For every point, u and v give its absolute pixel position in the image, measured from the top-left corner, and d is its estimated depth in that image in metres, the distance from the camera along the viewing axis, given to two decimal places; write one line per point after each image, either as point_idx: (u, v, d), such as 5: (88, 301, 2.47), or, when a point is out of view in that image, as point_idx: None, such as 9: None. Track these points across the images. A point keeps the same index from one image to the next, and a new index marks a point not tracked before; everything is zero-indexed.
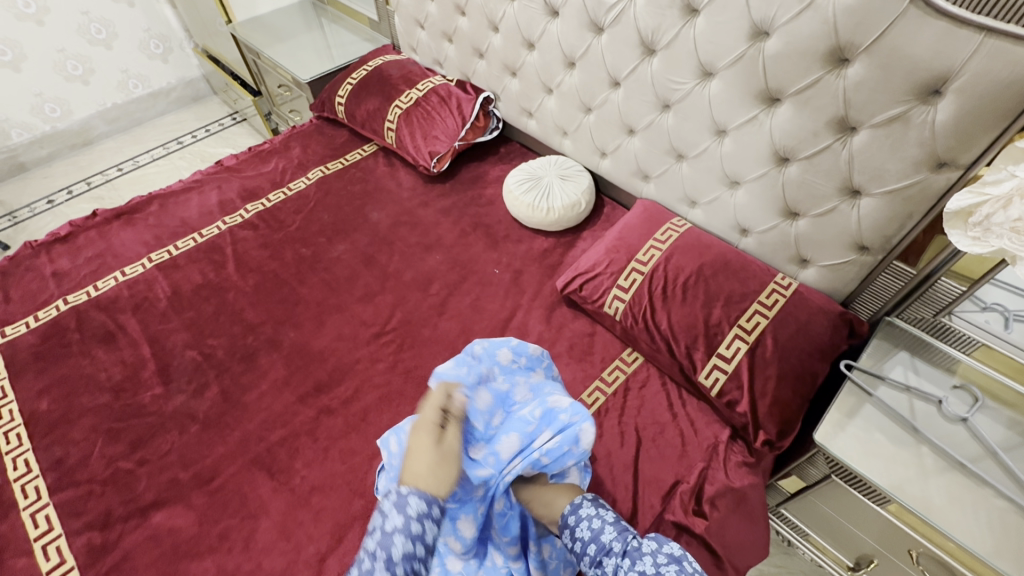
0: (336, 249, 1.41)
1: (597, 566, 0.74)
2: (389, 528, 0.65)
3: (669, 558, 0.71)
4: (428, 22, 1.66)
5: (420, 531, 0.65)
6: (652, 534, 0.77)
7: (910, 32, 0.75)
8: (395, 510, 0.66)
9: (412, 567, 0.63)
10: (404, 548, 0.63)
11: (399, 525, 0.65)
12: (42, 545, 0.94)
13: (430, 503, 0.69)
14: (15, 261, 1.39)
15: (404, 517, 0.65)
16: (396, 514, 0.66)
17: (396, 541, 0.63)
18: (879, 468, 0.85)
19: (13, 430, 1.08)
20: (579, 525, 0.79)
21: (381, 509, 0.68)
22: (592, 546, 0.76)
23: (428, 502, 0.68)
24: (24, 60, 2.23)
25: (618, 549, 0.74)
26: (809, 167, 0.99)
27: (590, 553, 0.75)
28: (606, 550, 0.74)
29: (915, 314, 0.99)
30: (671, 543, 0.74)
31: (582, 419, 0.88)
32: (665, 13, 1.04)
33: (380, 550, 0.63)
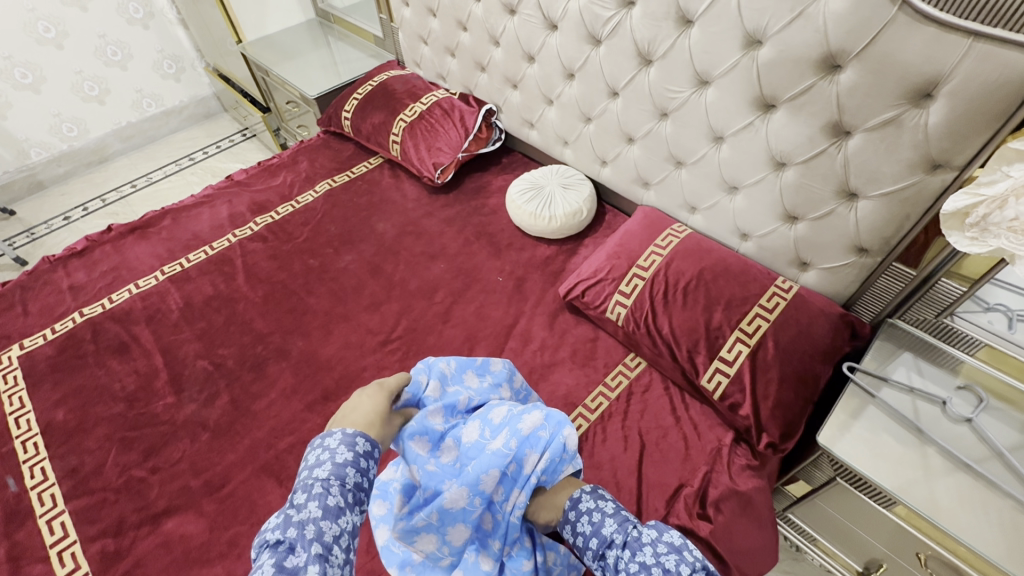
0: (343, 260, 1.44)
1: (599, 560, 0.75)
2: (339, 460, 0.68)
3: (669, 548, 0.71)
4: (432, 38, 1.70)
5: (367, 468, 0.70)
6: (650, 523, 0.77)
7: (899, 38, 0.77)
8: (345, 445, 0.70)
9: (359, 497, 0.67)
10: (355, 478, 0.67)
11: (349, 459, 0.68)
12: (57, 552, 0.96)
13: (375, 446, 0.73)
14: (33, 276, 1.43)
15: (354, 452, 0.70)
16: (346, 450, 0.69)
17: (348, 472, 0.67)
18: (884, 471, 0.85)
19: (30, 440, 1.11)
20: (580, 519, 0.79)
21: (327, 445, 0.70)
22: (595, 540, 0.75)
23: (373, 445, 0.73)
24: (43, 82, 2.31)
25: (620, 540, 0.74)
26: (805, 172, 1.00)
27: (592, 547, 0.75)
28: (607, 542, 0.74)
29: (917, 316, 0.99)
30: (671, 530, 0.74)
31: (560, 428, 0.88)
32: (660, 24, 1.06)
33: (333, 476, 0.66)
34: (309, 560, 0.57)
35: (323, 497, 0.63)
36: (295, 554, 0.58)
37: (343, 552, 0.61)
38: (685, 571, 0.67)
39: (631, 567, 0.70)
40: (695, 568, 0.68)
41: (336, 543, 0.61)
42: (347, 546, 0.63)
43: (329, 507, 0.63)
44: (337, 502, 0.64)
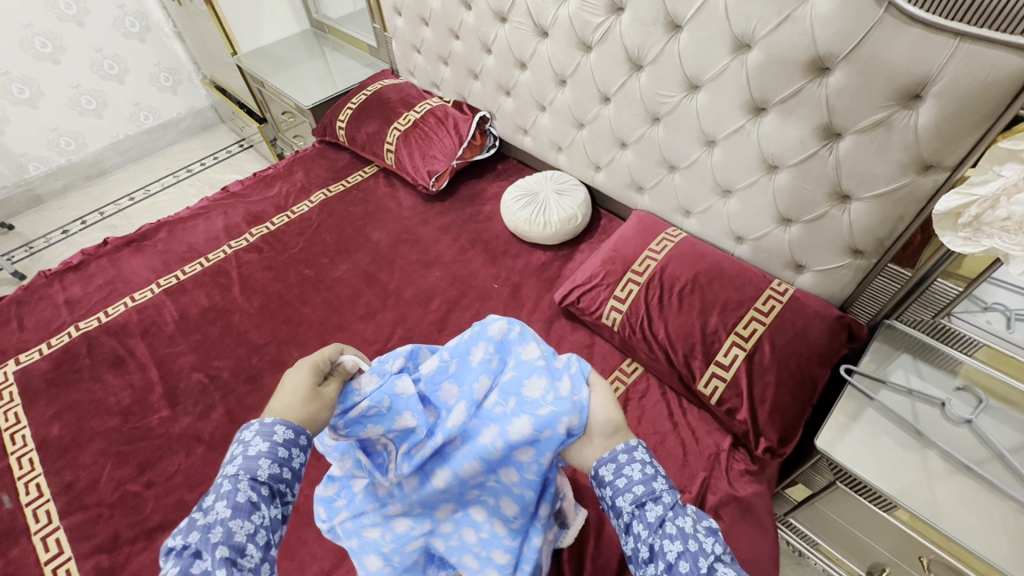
0: (338, 269, 1.44)
1: (634, 510, 0.61)
2: (252, 453, 0.57)
3: (709, 530, 0.59)
4: (424, 46, 1.71)
5: (288, 457, 0.59)
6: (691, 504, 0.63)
7: (886, 40, 0.77)
8: (258, 436, 0.58)
9: (279, 489, 0.57)
10: (269, 469, 0.57)
11: (264, 449, 0.58)
12: (52, 569, 0.95)
13: (299, 431, 0.61)
14: (29, 290, 1.43)
15: (270, 443, 0.58)
16: (261, 440, 0.58)
17: (260, 464, 0.57)
18: (884, 476, 0.84)
19: (26, 455, 1.11)
20: (631, 463, 0.65)
21: (241, 438, 0.60)
22: (640, 488, 0.62)
23: (298, 431, 0.61)
24: (41, 97, 2.32)
25: (665, 500, 0.61)
26: (798, 174, 1.00)
27: (634, 495, 0.62)
28: (655, 495, 0.62)
29: (914, 317, 0.98)
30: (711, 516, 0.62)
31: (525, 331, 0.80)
32: (650, 30, 1.06)
33: (242, 470, 0.56)
34: (215, 565, 0.48)
35: (231, 494, 0.54)
36: (203, 558, 0.49)
37: (262, 550, 0.53)
38: (717, 552, 0.56)
39: (667, 529, 0.59)
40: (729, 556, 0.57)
41: (251, 542, 0.52)
42: (267, 542, 0.54)
43: (239, 505, 0.53)
44: (248, 497, 0.54)
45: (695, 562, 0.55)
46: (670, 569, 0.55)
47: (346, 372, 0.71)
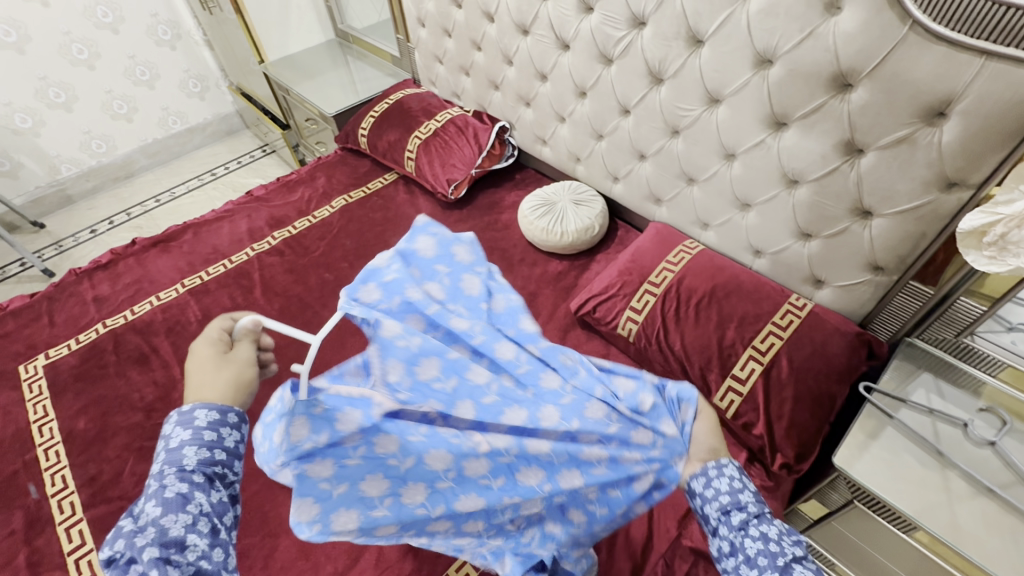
0: (357, 274, 1.46)
1: (719, 513, 0.63)
2: (174, 445, 0.59)
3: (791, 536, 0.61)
4: (446, 57, 1.74)
5: (216, 439, 0.61)
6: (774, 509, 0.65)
7: (910, 58, 0.77)
8: (178, 427, 0.60)
9: (215, 472, 0.60)
10: (195, 457, 0.59)
11: (186, 438, 0.59)
12: (75, 559, 0.98)
13: (227, 410, 0.63)
14: (60, 287, 1.48)
15: (194, 430, 0.60)
16: (182, 430, 0.60)
17: (184, 455, 0.58)
18: (903, 497, 0.82)
19: (52, 447, 1.14)
20: (719, 476, 0.66)
21: (165, 433, 0.61)
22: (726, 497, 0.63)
23: (223, 410, 0.63)
24: (76, 101, 2.41)
25: (750, 510, 0.62)
26: (818, 189, 1.00)
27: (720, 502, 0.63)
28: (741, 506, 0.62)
29: (936, 335, 0.97)
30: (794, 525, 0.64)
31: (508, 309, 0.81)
32: (671, 44, 1.07)
33: (167, 466, 0.57)
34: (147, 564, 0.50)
35: (159, 492, 0.55)
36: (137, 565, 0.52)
37: (206, 536, 0.55)
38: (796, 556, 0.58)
39: (751, 532, 0.60)
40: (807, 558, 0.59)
41: (189, 531, 0.54)
42: (212, 529, 0.56)
43: (168, 500, 0.55)
44: (177, 491, 0.56)
45: (774, 559, 0.57)
46: (750, 563, 0.58)
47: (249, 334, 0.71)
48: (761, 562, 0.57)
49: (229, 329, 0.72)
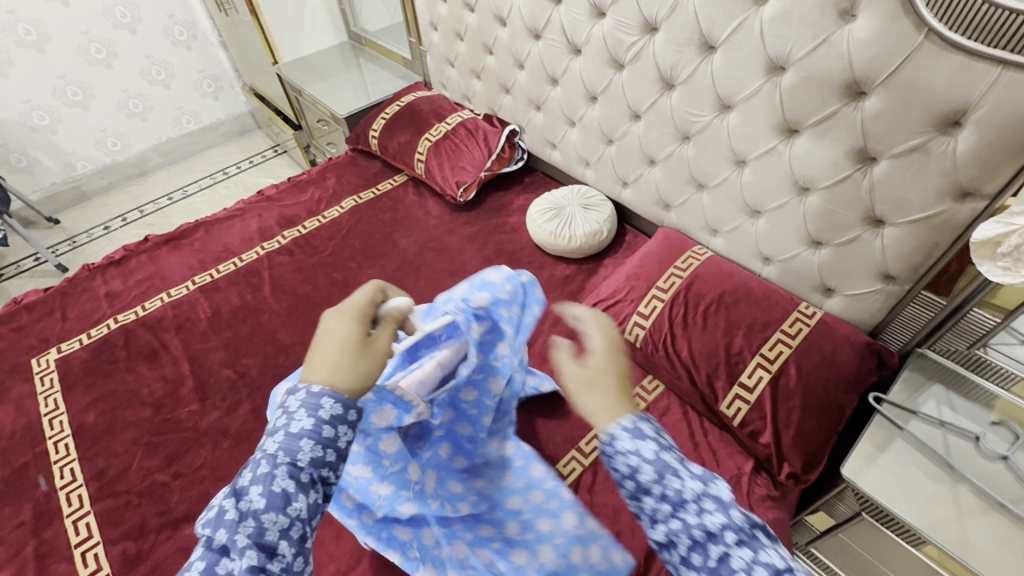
0: (365, 274, 1.47)
1: (634, 501, 0.55)
2: (294, 430, 0.54)
3: (716, 505, 0.51)
4: (458, 60, 1.75)
5: (333, 437, 0.56)
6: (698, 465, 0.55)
7: (925, 67, 0.76)
8: (303, 412, 0.55)
9: (321, 474, 0.55)
10: (310, 453, 0.54)
11: (306, 428, 0.54)
12: (81, 552, 0.98)
13: (348, 406, 0.58)
14: (73, 282, 1.50)
15: (315, 420, 0.55)
16: (305, 416, 0.55)
17: (301, 447, 0.54)
18: (913, 510, 0.81)
19: (62, 440, 1.16)
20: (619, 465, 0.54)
21: (286, 406, 0.57)
22: (630, 484, 0.54)
23: (346, 406, 0.57)
24: (92, 99, 2.45)
25: (657, 493, 0.53)
26: (830, 197, 0.99)
27: (624, 489, 0.54)
28: (644, 490, 0.53)
29: (947, 346, 0.96)
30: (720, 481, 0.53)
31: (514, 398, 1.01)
32: (683, 50, 1.07)
33: (283, 453, 0.53)
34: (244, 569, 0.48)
35: (268, 481, 0.52)
36: (230, 559, 0.50)
37: (295, 544, 0.52)
38: (730, 539, 0.49)
39: (670, 524, 0.52)
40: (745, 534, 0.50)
41: (283, 539, 0.51)
42: (301, 536, 0.53)
43: (274, 494, 0.52)
44: (283, 488, 0.52)
45: (706, 552, 0.50)
46: (684, 562, 0.52)
47: (397, 318, 0.65)
48: (695, 563, 0.51)
49: (378, 302, 0.66)
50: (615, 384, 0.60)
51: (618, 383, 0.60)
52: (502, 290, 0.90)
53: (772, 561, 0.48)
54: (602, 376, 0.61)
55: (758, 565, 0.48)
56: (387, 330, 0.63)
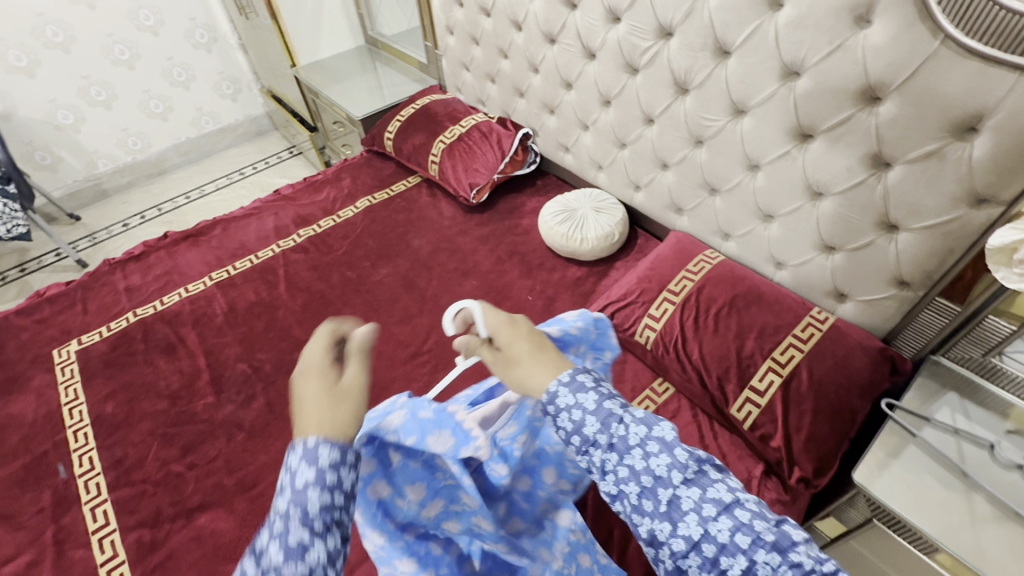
0: (379, 273, 1.49)
1: (583, 456, 0.61)
2: (300, 483, 0.51)
3: (660, 446, 0.57)
4: (473, 64, 1.77)
5: (338, 480, 0.53)
6: (641, 411, 0.61)
7: (941, 72, 0.77)
8: (304, 462, 0.52)
9: (335, 518, 0.51)
10: (321, 501, 0.51)
11: (311, 478, 0.51)
12: (98, 539, 1.01)
13: (346, 448, 0.54)
14: (94, 276, 1.53)
15: (318, 470, 0.52)
16: (307, 466, 0.52)
17: (310, 496, 0.51)
18: (927, 517, 0.81)
19: (81, 430, 1.18)
20: (558, 417, 0.61)
21: (286, 461, 0.53)
22: (575, 438, 0.60)
23: (345, 447, 0.54)
24: (115, 99, 2.50)
25: (604, 443, 0.59)
26: (843, 202, 0.99)
27: (572, 444, 0.61)
28: (590, 442, 0.59)
29: (962, 354, 0.95)
30: (663, 424, 0.59)
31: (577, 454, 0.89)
32: (697, 55, 1.08)
33: (293, 507, 0.50)
34: None
35: (283, 538, 0.48)
36: None
37: None
38: (677, 480, 0.55)
39: (619, 472, 0.57)
40: (691, 474, 0.56)
41: None
42: None
43: (291, 548, 0.48)
44: (298, 539, 0.48)
45: (656, 498, 0.55)
46: (637, 510, 0.56)
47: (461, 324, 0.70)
48: (647, 509, 0.56)
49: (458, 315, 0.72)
50: (530, 357, 0.66)
51: (531, 354, 0.66)
52: (572, 325, 0.83)
53: (719, 496, 0.54)
54: (514, 349, 0.67)
55: (706, 502, 0.54)
56: (357, 365, 0.60)
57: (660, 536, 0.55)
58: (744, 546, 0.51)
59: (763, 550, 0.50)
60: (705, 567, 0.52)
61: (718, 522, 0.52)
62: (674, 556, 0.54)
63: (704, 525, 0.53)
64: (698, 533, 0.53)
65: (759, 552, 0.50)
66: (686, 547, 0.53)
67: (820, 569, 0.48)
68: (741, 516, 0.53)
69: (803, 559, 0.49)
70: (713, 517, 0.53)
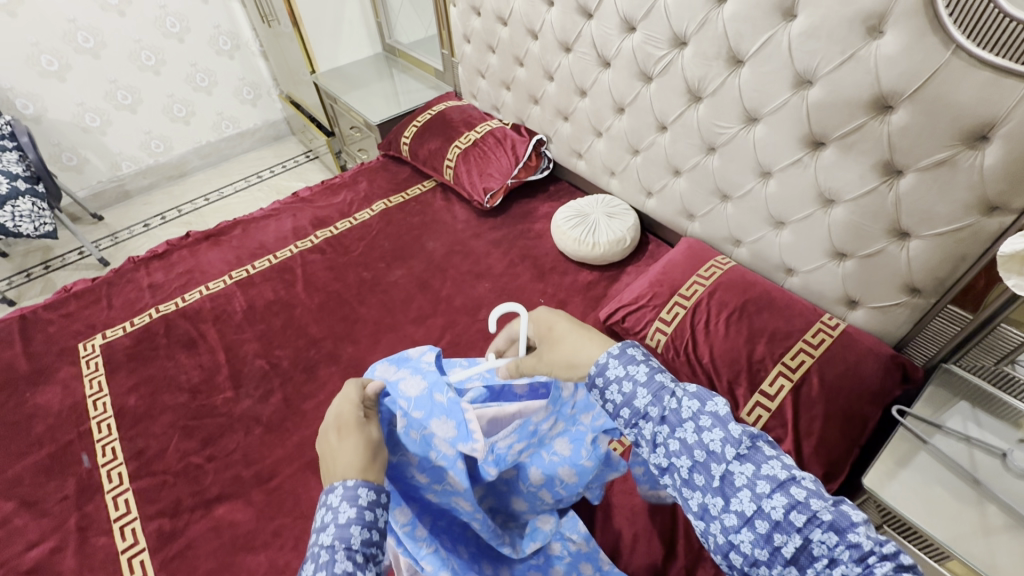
0: (393, 274, 1.52)
1: (632, 429, 0.64)
2: (342, 521, 0.57)
3: (713, 421, 0.60)
4: (489, 72, 1.81)
5: (375, 519, 0.59)
6: (693, 386, 0.64)
7: (953, 81, 0.78)
8: (346, 502, 0.58)
9: (372, 553, 0.57)
10: (361, 536, 0.57)
11: (353, 516, 0.57)
12: (120, 526, 1.04)
13: (380, 490, 0.62)
14: (118, 273, 1.58)
15: (357, 509, 0.58)
16: (349, 506, 0.58)
17: (352, 532, 0.56)
18: (938, 524, 0.81)
19: (104, 421, 1.22)
20: (608, 387, 0.66)
21: (327, 503, 0.59)
22: (626, 410, 0.64)
23: (378, 490, 0.61)
24: (140, 103, 2.58)
25: (655, 415, 0.62)
26: (855, 209, 1.00)
27: (621, 417, 0.64)
28: (640, 414, 0.63)
29: (974, 362, 0.95)
30: (716, 398, 0.62)
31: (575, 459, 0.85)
32: (711, 64, 1.10)
33: (337, 542, 0.55)
34: None
35: (328, 567, 0.53)
36: None
37: None
38: (730, 455, 0.57)
39: (670, 445, 0.61)
40: (745, 450, 0.57)
41: None
42: None
43: None
44: (344, 570, 0.54)
45: (708, 473, 0.57)
46: (688, 484, 0.59)
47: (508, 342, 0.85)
48: (698, 483, 0.58)
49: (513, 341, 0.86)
50: (573, 333, 0.73)
51: (575, 330, 0.74)
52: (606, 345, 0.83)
53: (773, 473, 0.56)
54: (554, 330, 0.75)
55: (760, 479, 0.55)
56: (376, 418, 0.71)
57: (713, 510, 0.56)
58: (799, 525, 0.52)
59: (819, 528, 0.51)
60: (758, 543, 0.53)
61: (773, 498, 0.54)
62: (725, 531, 0.55)
63: (757, 501, 0.54)
64: (751, 509, 0.54)
65: (814, 531, 0.51)
66: (739, 523, 0.54)
67: (880, 550, 0.49)
68: (796, 494, 0.54)
69: (862, 540, 0.49)
70: (767, 494, 0.54)
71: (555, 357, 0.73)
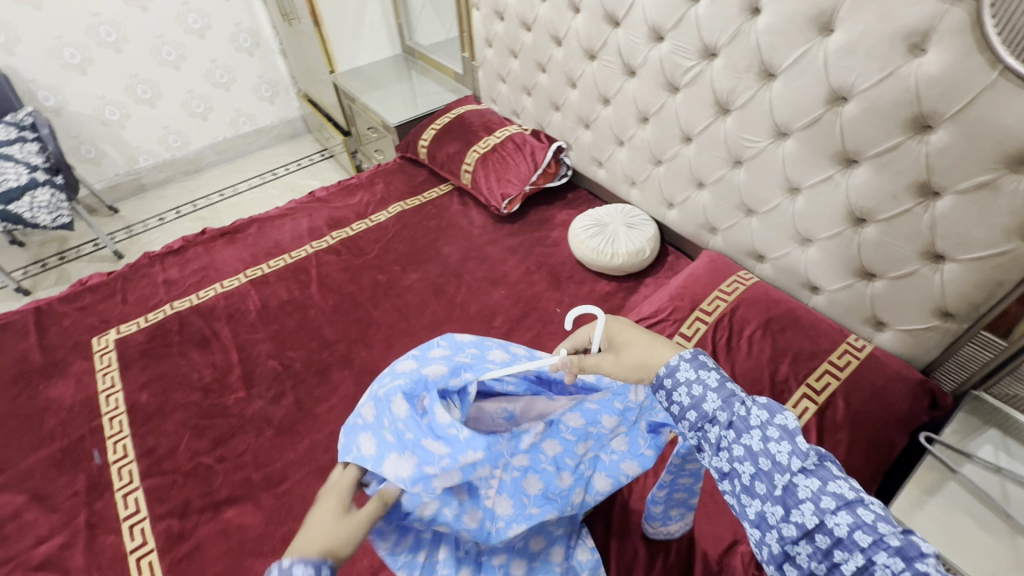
0: (409, 278, 1.51)
1: (696, 432, 0.62)
2: None
3: (781, 433, 0.57)
4: (510, 77, 1.80)
5: None
6: (764, 397, 0.61)
7: (998, 103, 0.75)
8: None
9: None
10: None
11: None
12: (129, 525, 1.03)
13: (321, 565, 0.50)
14: (135, 268, 1.58)
15: None
16: None
17: None
18: (966, 555, 0.78)
19: (116, 417, 1.21)
20: (677, 390, 0.64)
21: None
22: (693, 412, 0.62)
23: (317, 566, 0.50)
24: (159, 98, 2.59)
25: (723, 420, 0.60)
26: (887, 230, 0.98)
27: (687, 420, 0.62)
28: (708, 419, 0.61)
29: (1008, 391, 0.92)
30: (787, 412, 0.58)
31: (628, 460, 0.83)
32: (741, 77, 1.08)
33: None
34: None
35: None
36: None
37: None
38: (796, 466, 0.54)
39: (734, 450, 0.58)
40: (811, 464, 0.54)
41: None
42: None
43: None
44: None
45: (770, 482, 0.55)
46: (747, 490, 0.57)
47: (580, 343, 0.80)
48: (759, 491, 0.56)
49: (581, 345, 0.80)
50: (641, 339, 0.71)
51: (643, 336, 0.71)
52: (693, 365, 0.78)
53: (841, 492, 0.52)
54: (623, 336, 0.73)
55: (826, 495, 0.52)
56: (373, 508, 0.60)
57: (771, 519, 0.55)
58: (863, 545, 0.49)
59: (884, 552, 0.48)
60: (816, 556, 0.52)
61: (837, 516, 0.51)
62: (782, 541, 0.54)
63: (820, 515, 0.52)
64: (814, 523, 0.52)
65: (879, 554, 0.48)
66: (798, 534, 0.52)
67: None
68: (862, 515, 0.51)
69: (931, 572, 0.46)
70: (831, 510, 0.51)
71: (623, 362, 0.70)
